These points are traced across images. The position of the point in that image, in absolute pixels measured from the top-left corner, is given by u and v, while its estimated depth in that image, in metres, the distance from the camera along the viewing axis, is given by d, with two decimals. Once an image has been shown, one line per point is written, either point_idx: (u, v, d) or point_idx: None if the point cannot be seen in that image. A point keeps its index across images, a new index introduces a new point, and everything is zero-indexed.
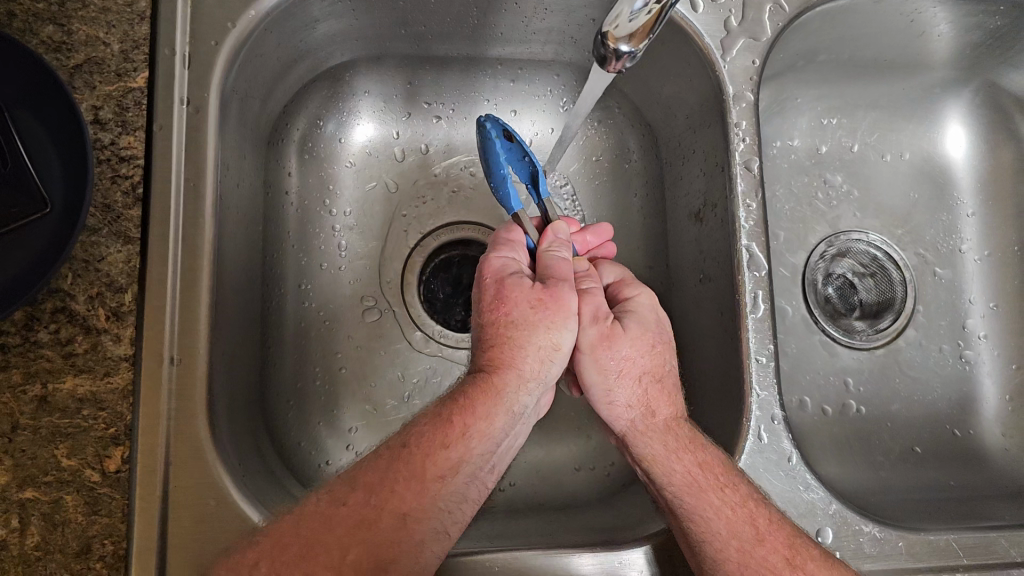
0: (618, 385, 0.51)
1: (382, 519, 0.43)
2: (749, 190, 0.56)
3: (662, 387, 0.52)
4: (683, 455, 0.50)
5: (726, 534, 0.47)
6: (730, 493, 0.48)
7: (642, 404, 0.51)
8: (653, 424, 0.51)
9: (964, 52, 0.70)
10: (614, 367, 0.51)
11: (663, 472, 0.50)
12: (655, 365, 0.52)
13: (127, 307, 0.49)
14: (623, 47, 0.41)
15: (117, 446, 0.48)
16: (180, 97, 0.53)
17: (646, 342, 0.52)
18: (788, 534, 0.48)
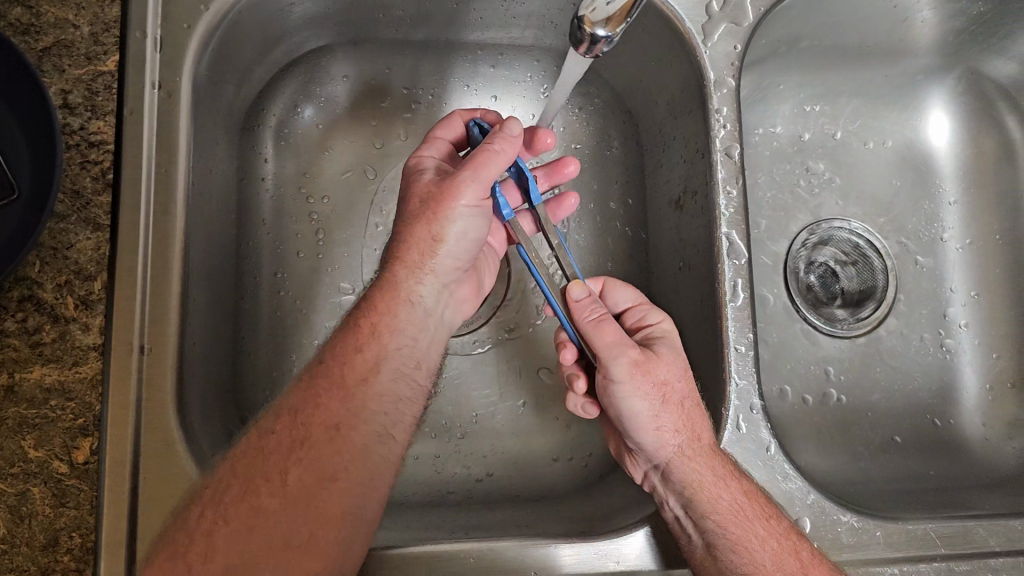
0: (660, 411, 0.50)
1: (312, 434, 0.47)
2: (730, 177, 0.56)
3: (699, 412, 0.52)
4: (730, 483, 0.50)
5: (769, 565, 0.48)
6: (775, 524, 0.49)
7: (686, 429, 0.51)
8: (697, 448, 0.50)
9: (947, 38, 0.70)
10: (657, 393, 0.51)
11: (708, 501, 0.49)
12: (692, 390, 0.52)
13: (96, 295, 0.49)
14: (599, 32, 0.40)
15: (85, 437, 0.47)
16: (151, 80, 0.52)
17: (682, 368, 0.52)
18: (829, 568, 0.48)
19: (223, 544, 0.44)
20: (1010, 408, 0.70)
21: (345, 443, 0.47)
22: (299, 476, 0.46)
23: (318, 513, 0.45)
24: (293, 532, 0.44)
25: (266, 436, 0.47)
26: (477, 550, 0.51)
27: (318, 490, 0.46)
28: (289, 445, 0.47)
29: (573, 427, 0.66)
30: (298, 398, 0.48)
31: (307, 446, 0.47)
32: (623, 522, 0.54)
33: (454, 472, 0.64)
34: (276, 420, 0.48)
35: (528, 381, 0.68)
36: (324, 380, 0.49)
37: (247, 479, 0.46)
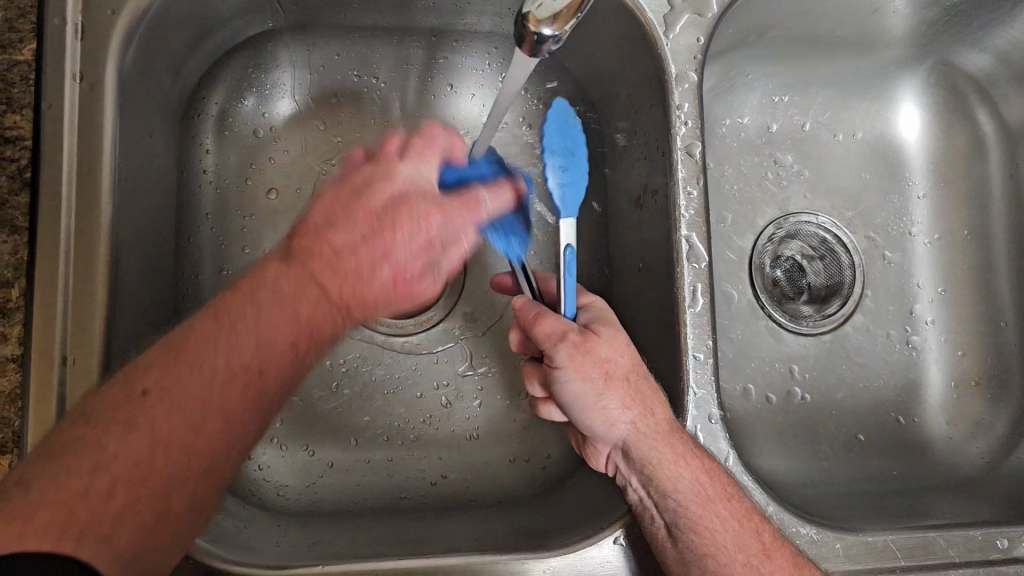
0: (607, 390, 0.47)
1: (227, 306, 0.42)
2: (691, 176, 0.53)
3: (648, 384, 0.49)
4: (691, 459, 0.48)
5: (732, 548, 0.46)
6: (736, 504, 0.48)
7: (637, 404, 0.48)
8: (655, 425, 0.48)
9: (919, 29, 0.68)
10: (600, 372, 0.47)
11: (671, 478, 0.47)
12: (636, 363, 0.49)
13: (14, 302, 0.47)
14: (546, 31, 0.37)
15: (5, 454, 0.46)
16: (72, 72, 0.48)
17: (623, 342, 0.48)
18: (789, 552, 0.47)
19: (162, 409, 0.38)
20: (974, 407, 0.70)
21: (304, 365, 0.43)
22: (337, 315, 0.44)
23: (181, 536, 0.39)
24: (172, 501, 0.37)
25: (302, 282, 0.43)
26: (424, 567, 0.49)
27: (224, 443, 0.39)
28: (212, 372, 0.40)
29: (530, 429, 0.64)
30: (283, 284, 0.43)
31: (274, 377, 0.42)
32: (574, 537, 0.52)
33: (407, 477, 0.62)
34: (236, 324, 0.41)
35: (485, 381, 0.65)
36: (329, 270, 0.43)
37: (236, 340, 0.41)
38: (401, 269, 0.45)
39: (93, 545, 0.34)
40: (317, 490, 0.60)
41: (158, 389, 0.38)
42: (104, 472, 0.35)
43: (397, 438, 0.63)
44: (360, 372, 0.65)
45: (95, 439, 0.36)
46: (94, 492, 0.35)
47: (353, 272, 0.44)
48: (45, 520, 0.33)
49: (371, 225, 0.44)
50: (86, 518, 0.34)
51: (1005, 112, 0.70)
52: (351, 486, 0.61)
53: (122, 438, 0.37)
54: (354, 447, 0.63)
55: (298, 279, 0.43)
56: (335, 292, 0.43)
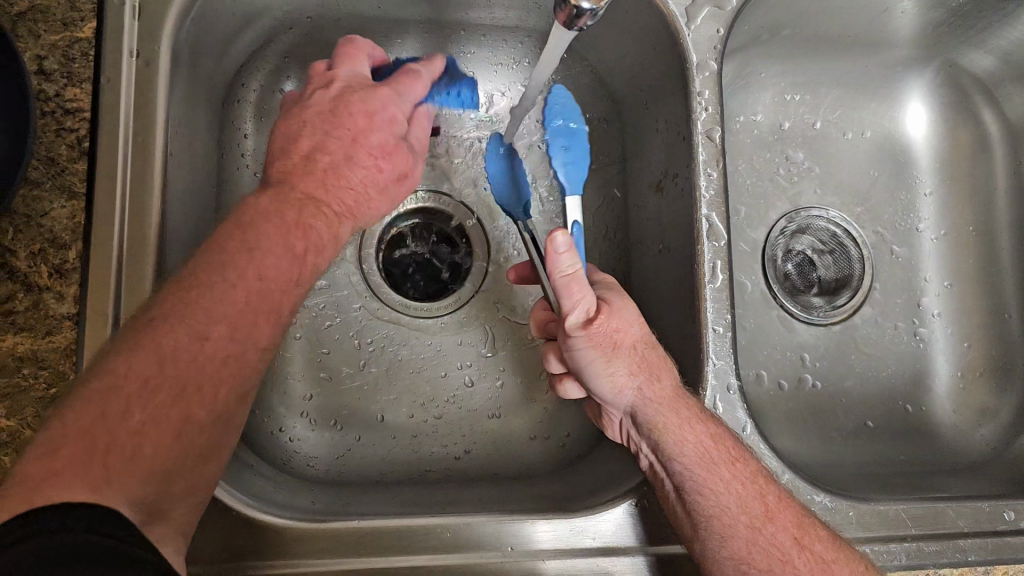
0: (615, 355, 0.50)
1: (215, 252, 0.43)
2: (711, 159, 0.56)
3: (659, 355, 0.52)
4: (697, 425, 0.49)
5: (734, 510, 0.47)
6: (741, 467, 0.49)
7: (643, 370, 0.50)
8: (662, 391, 0.50)
9: (925, 30, 0.71)
10: (608, 341, 0.50)
11: (676, 441, 0.48)
12: (647, 335, 0.52)
13: (70, 264, 0.49)
14: (585, 5, 0.40)
15: (58, 407, 0.47)
16: (129, 49, 0.51)
17: (634, 313, 0.52)
18: (796, 514, 0.48)
19: (173, 325, 0.39)
20: (981, 396, 0.71)
21: (307, 265, 0.46)
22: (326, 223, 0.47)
23: (211, 452, 0.40)
24: (197, 414, 0.39)
25: (287, 223, 0.45)
26: (453, 524, 0.51)
27: (236, 363, 0.41)
28: (213, 299, 0.41)
29: (551, 410, 0.66)
30: (272, 213, 0.45)
31: (273, 308, 0.43)
32: (596, 502, 0.54)
33: (432, 452, 0.64)
34: (232, 261, 0.42)
35: (507, 362, 0.68)
36: (313, 184, 0.48)
37: (230, 276, 0.42)
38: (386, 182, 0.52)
39: (123, 464, 0.35)
40: (345, 461, 0.62)
41: (171, 305, 0.40)
42: (120, 394, 0.36)
43: (422, 414, 0.65)
44: (386, 351, 0.67)
45: (112, 364, 0.37)
46: (118, 415, 0.36)
47: (330, 181, 0.49)
48: (71, 451, 0.34)
49: (322, 132, 0.50)
50: (108, 441, 0.35)
51: (1008, 111, 0.72)
52: (379, 460, 0.63)
53: (139, 363, 0.37)
54: (379, 421, 0.65)
55: (283, 224, 0.45)
56: (313, 214, 0.47)
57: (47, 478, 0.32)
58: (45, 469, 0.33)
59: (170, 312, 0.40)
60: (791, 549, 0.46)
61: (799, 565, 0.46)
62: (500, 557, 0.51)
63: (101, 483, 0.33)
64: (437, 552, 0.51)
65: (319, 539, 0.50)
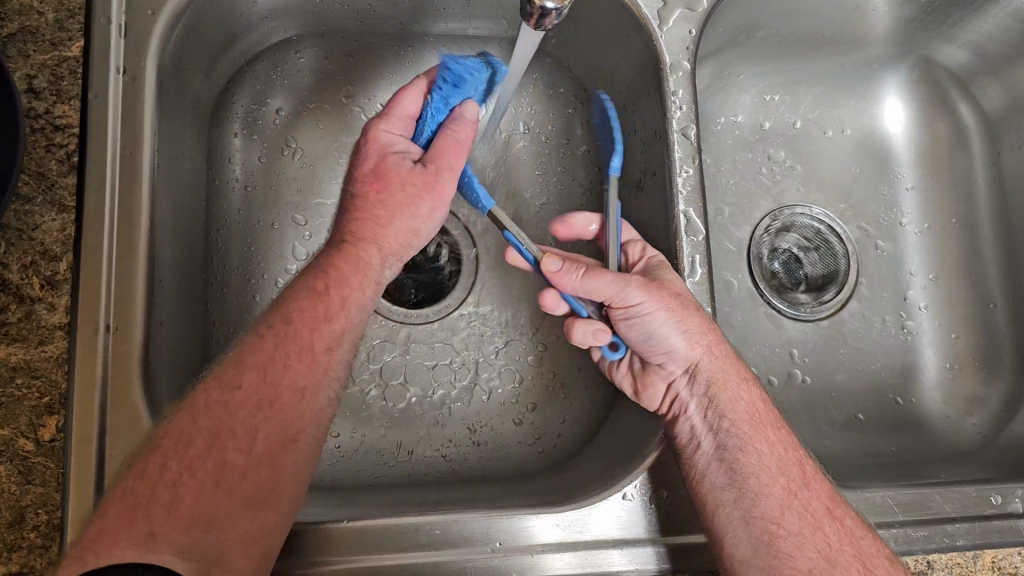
0: (678, 317, 0.52)
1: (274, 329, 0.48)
2: (687, 156, 0.57)
3: (712, 321, 0.55)
4: (748, 391, 0.54)
5: (774, 470, 0.50)
6: (783, 437, 0.53)
7: (706, 336, 0.54)
8: (716, 353, 0.54)
9: (898, 27, 0.72)
10: (681, 304, 0.53)
11: (732, 400, 0.53)
12: (699, 299, 0.54)
13: (61, 275, 0.50)
14: (548, 5, 0.41)
15: (51, 415, 0.48)
16: (116, 67, 0.53)
17: (686, 280, 0.55)
18: (826, 487, 0.51)
19: (210, 413, 0.44)
20: (969, 386, 0.72)
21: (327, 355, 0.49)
22: (378, 253, 0.52)
23: (269, 478, 0.44)
24: (238, 478, 0.43)
25: (319, 295, 0.49)
26: (442, 521, 0.52)
27: (247, 421, 0.44)
28: (223, 390, 0.45)
29: (543, 410, 0.67)
30: (303, 286, 0.50)
31: (286, 391, 0.46)
32: (585, 495, 0.55)
33: (424, 455, 0.65)
34: (247, 353, 0.47)
35: (496, 366, 0.68)
36: (359, 227, 0.52)
37: (236, 381, 0.46)
38: (413, 193, 0.52)
39: (161, 518, 0.40)
40: (339, 467, 0.63)
41: (198, 397, 0.45)
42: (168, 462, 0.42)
43: (414, 420, 0.66)
44: (378, 358, 0.68)
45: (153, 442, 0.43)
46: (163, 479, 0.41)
47: (374, 219, 0.52)
48: (119, 511, 0.40)
49: (363, 189, 0.52)
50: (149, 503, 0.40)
51: (984, 104, 0.73)
52: (372, 465, 0.63)
53: (187, 435, 0.43)
54: (372, 428, 0.65)
55: (311, 298, 0.49)
56: (368, 239, 0.52)
57: (93, 543, 0.38)
58: (93, 529, 0.39)
59: (196, 399, 0.45)
60: (824, 516, 0.49)
61: (830, 532, 0.48)
62: (490, 554, 0.51)
63: (140, 530, 0.39)
64: (427, 550, 0.51)
65: (310, 539, 0.50)
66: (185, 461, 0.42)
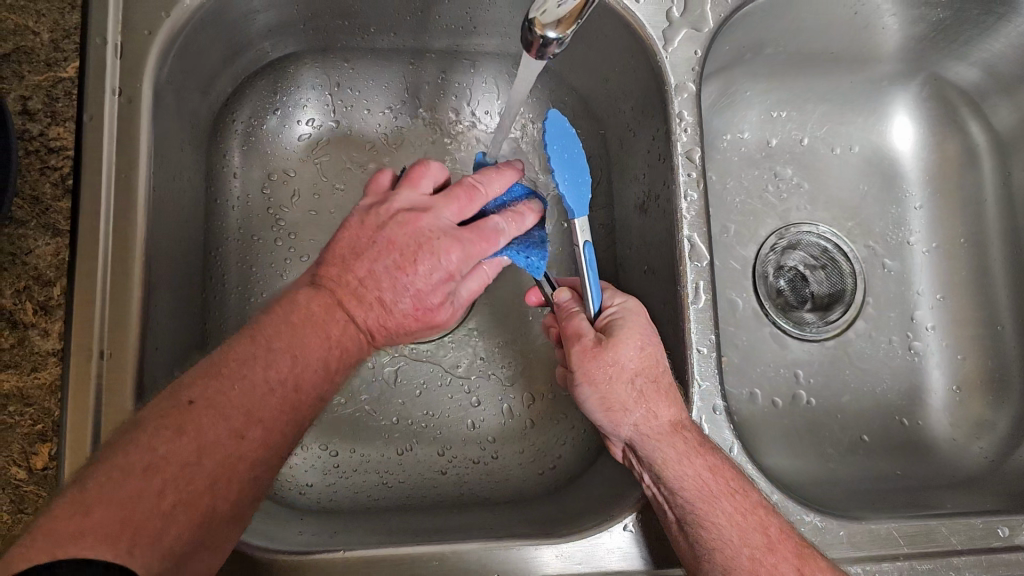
0: (612, 391, 0.50)
1: (279, 327, 0.45)
2: (692, 180, 0.56)
3: (659, 386, 0.51)
4: (695, 459, 0.48)
5: (737, 544, 0.46)
6: (741, 499, 0.47)
7: (639, 407, 0.50)
8: (657, 427, 0.50)
9: (908, 44, 0.71)
10: (604, 375, 0.50)
11: (674, 476, 0.48)
12: (647, 365, 0.51)
13: (55, 300, 0.49)
14: (551, 34, 0.41)
15: (44, 443, 0.48)
16: (112, 88, 0.52)
17: (634, 343, 0.51)
18: (797, 543, 0.47)
19: (209, 415, 0.40)
20: (978, 409, 0.71)
21: (331, 385, 0.46)
22: (360, 339, 0.48)
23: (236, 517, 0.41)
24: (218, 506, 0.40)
25: (330, 309, 0.46)
26: (440, 553, 0.51)
27: (241, 469, 0.41)
28: (238, 421, 0.41)
29: (544, 431, 0.66)
30: (315, 308, 0.46)
31: (273, 454, 0.43)
32: (588, 523, 0.54)
33: (420, 473, 0.64)
34: (263, 384, 0.42)
35: (498, 386, 0.67)
36: (348, 291, 0.47)
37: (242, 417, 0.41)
38: (420, 297, 0.47)
39: (144, 545, 0.36)
40: (337, 489, 0.62)
41: (206, 408, 0.40)
42: (157, 475, 0.38)
43: (414, 437, 0.65)
44: (378, 379, 0.67)
45: (150, 444, 0.39)
46: (147, 492, 0.37)
47: (379, 300, 0.47)
48: (103, 517, 0.35)
49: (398, 256, 0.47)
50: (138, 520, 0.36)
51: (995, 123, 0.72)
52: (372, 486, 0.63)
53: (170, 441, 0.39)
54: (373, 448, 0.65)
55: (325, 306, 0.46)
56: (360, 318, 0.47)
57: (69, 541, 0.34)
58: (69, 529, 0.34)
59: (204, 410, 0.40)
60: None
61: None
62: None
63: (119, 550, 0.35)
64: None
65: (305, 568, 0.50)
66: (177, 487, 0.38)
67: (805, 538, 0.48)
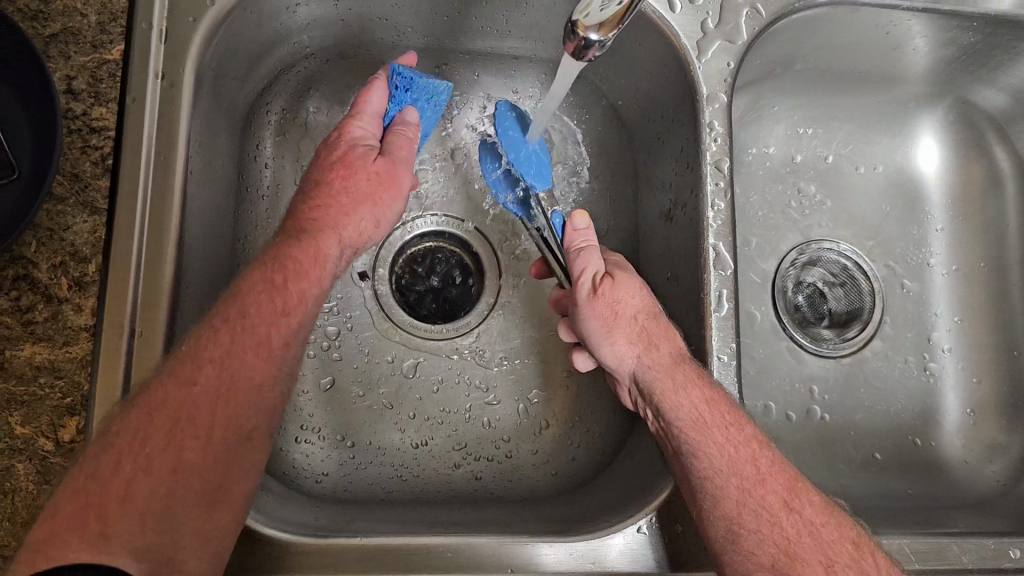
0: (615, 326, 0.53)
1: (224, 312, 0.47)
2: (720, 189, 0.56)
3: (661, 325, 0.54)
4: (692, 391, 0.50)
5: (728, 469, 0.47)
6: (734, 432, 0.49)
7: (638, 339, 0.53)
8: (657, 359, 0.52)
9: (937, 67, 0.71)
10: (608, 309, 0.53)
11: (671, 407, 0.50)
12: (648, 306, 0.54)
13: (90, 277, 0.50)
14: (593, 36, 0.42)
15: (73, 416, 0.48)
16: (155, 72, 0.53)
17: (636, 286, 0.54)
18: (790, 478, 0.48)
19: (161, 401, 0.43)
20: (991, 432, 0.71)
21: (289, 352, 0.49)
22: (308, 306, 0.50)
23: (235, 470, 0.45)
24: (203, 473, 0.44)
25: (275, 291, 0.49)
26: (454, 544, 0.51)
27: (223, 438, 0.45)
28: (190, 398, 0.44)
29: (559, 433, 0.67)
30: (256, 295, 0.48)
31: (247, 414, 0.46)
32: (601, 525, 0.54)
33: (434, 469, 0.64)
34: (206, 332, 0.46)
35: (515, 387, 0.68)
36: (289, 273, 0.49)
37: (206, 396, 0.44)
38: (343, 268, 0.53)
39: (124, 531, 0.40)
40: (351, 481, 0.63)
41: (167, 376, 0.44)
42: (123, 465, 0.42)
43: (430, 432, 0.66)
44: (397, 374, 0.67)
45: (117, 437, 0.42)
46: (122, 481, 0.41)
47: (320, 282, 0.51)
48: (76, 517, 0.39)
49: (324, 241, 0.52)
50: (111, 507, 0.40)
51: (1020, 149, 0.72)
52: (386, 480, 0.63)
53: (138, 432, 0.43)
54: (388, 442, 0.65)
55: (269, 291, 0.49)
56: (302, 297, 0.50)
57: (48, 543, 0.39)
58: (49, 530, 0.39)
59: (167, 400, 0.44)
60: (780, 511, 0.46)
61: (790, 531, 0.45)
62: None
63: (96, 537, 0.39)
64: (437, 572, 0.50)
65: (322, 553, 0.50)
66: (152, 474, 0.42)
67: (806, 482, 0.49)
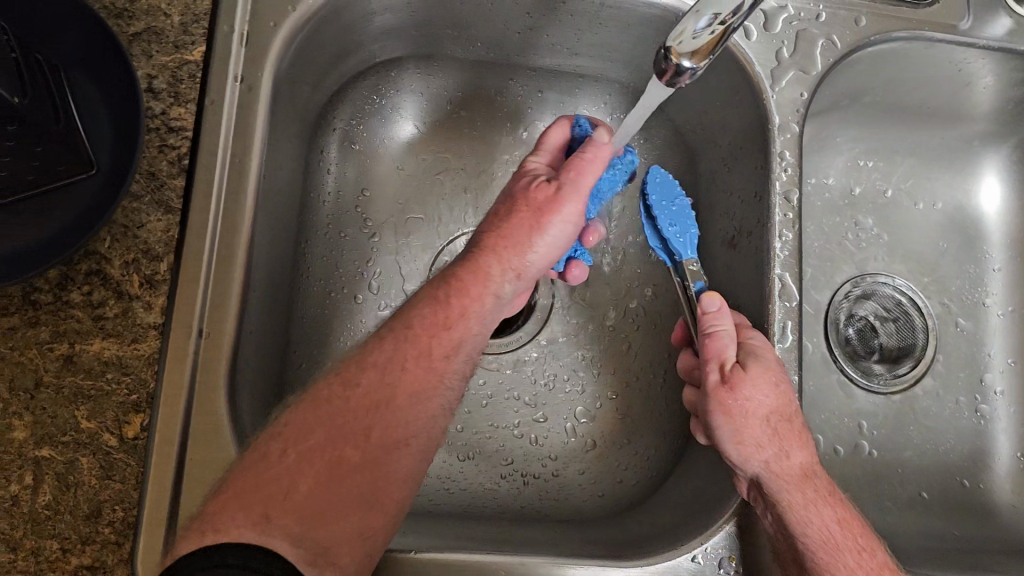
0: (745, 426, 0.51)
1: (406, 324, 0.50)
2: (787, 220, 0.56)
3: (793, 428, 0.51)
4: (824, 510, 0.49)
5: None
6: (866, 557, 0.48)
7: (772, 446, 0.51)
8: (787, 469, 0.50)
9: (1005, 107, 0.70)
10: (741, 410, 0.51)
11: (797, 522, 0.49)
12: (782, 405, 0.51)
13: (161, 275, 0.50)
14: (685, 64, 0.42)
15: (137, 414, 0.48)
16: (234, 74, 0.54)
17: (770, 382, 0.51)
18: None
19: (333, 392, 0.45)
20: None
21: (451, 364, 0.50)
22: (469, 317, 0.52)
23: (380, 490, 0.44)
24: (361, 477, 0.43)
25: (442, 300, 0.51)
26: (507, 563, 0.51)
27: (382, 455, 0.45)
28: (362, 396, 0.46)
29: (606, 455, 0.66)
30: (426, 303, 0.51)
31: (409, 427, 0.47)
32: (653, 548, 0.54)
33: (480, 483, 0.64)
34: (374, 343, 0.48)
35: (563, 405, 0.68)
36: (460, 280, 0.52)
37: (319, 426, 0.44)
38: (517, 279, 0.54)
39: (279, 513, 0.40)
40: None
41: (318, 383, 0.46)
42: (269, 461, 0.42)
43: (477, 447, 0.66)
44: None
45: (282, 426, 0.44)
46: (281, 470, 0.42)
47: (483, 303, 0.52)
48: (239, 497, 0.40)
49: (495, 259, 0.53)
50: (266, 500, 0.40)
51: None
52: (431, 492, 0.63)
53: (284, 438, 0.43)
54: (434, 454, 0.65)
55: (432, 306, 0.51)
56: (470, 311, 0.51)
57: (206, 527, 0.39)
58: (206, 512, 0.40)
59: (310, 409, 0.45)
60: None
61: None
62: None
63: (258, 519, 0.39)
64: None
65: None
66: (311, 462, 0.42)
67: None
